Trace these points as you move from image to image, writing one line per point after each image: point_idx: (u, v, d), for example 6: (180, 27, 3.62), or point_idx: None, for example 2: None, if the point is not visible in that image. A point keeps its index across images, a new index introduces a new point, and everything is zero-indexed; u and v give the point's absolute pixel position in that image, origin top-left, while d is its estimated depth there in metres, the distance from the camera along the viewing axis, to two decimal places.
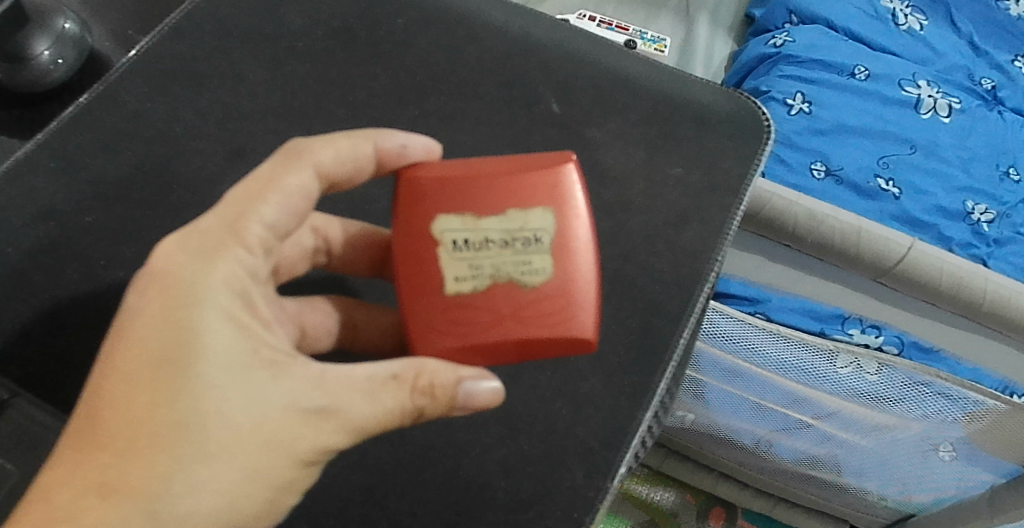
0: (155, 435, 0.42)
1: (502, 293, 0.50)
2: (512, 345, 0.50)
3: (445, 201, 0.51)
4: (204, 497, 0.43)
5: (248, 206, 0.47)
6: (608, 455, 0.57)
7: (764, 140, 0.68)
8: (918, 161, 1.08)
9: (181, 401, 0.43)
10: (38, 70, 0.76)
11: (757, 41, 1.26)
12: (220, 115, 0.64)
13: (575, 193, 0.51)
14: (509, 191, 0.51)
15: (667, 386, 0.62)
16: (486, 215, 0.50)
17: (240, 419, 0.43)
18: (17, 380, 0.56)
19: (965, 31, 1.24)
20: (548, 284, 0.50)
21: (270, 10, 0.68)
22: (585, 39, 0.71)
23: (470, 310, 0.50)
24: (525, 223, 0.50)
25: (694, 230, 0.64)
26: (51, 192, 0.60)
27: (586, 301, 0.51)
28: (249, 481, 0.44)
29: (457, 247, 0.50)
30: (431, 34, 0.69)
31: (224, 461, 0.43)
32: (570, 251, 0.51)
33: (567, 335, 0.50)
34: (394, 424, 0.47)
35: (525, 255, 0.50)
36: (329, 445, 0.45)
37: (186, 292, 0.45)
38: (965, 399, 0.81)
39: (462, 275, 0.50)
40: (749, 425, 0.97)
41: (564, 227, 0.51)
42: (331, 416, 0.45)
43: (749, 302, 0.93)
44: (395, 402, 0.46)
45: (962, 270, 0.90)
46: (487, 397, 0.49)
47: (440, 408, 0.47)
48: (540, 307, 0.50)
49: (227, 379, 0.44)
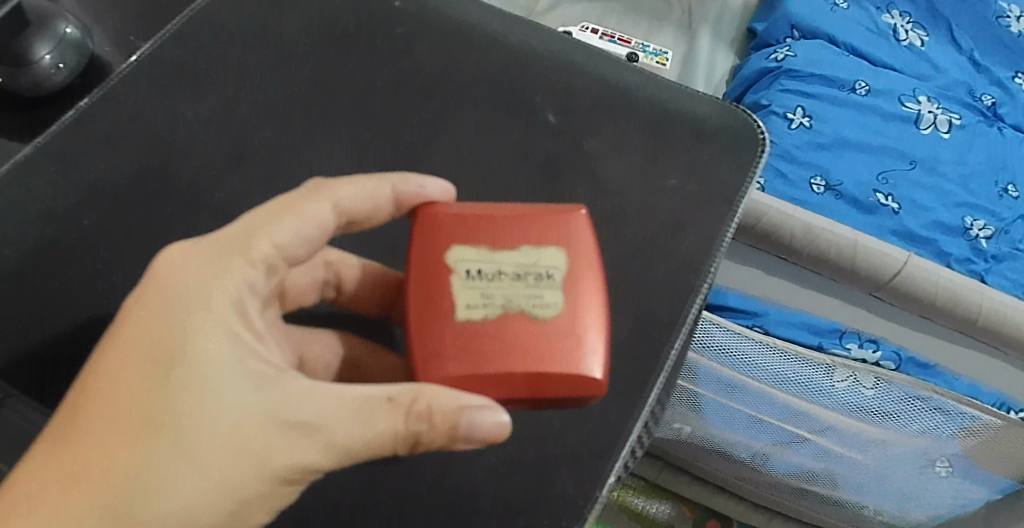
0: (128, 434, 0.43)
1: (512, 324, 0.50)
2: (522, 377, 0.49)
3: (460, 233, 0.51)
4: (171, 499, 0.43)
5: (261, 226, 0.49)
6: (598, 464, 0.57)
7: (759, 152, 0.68)
8: (918, 177, 1.08)
9: (160, 401, 0.44)
10: (38, 74, 0.75)
11: (759, 56, 1.27)
12: (220, 120, 0.64)
13: (586, 237, 0.53)
14: (523, 227, 0.52)
15: (658, 397, 0.62)
16: (501, 249, 0.51)
17: (219, 425, 0.44)
18: (12, 382, 0.56)
19: (965, 47, 1.25)
20: (559, 319, 0.50)
21: (271, 17, 0.69)
22: (583, 50, 0.71)
23: (480, 339, 0.49)
24: (538, 259, 0.51)
25: (689, 240, 0.64)
26: (50, 194, 0.61)
27: (596, 338, 0.51)
28: (220, 491, 0.44)
29: (470, 276, 0.51)
30: (432, 42, 0.69)
31: (197, 465, 0.43)
32: (582, 289, 0.51)
33: (576, 369, 0.50)
34: (388, 449, 0.47)
35: (537, 290, 0.51)
36: (306, 462, 0.45)
37: (186, 301, 0.46)
38: (961, 415, 0.82)
39: (473, 303, 0.50)
40: (746, 439, 0.96)
41: (575, 267, 0.52)
42: (317, 435, 0.45)
43: (747, 315, 0.92)
44: (384, 427, 0.46)
45: (956, 286, 0.90)
46: (494, 430, 0.47)
47: (439, 436, 0.46)
48: (551, 340, 0.50)
49: (214, 385, 0.44)
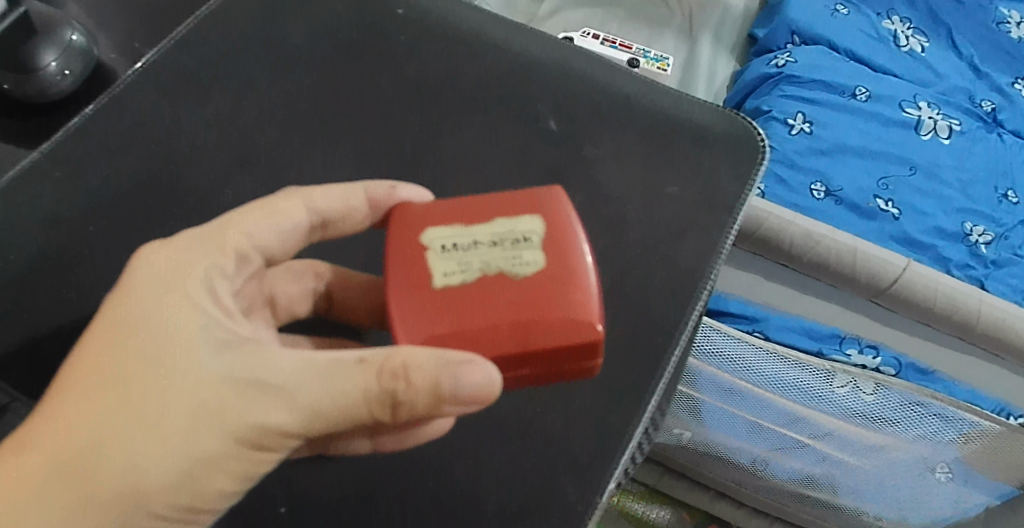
0: (87, 395, 0.44)
1: (493, 286, 0.49)
2: (507, 330, 0.49)
3: (434, 212, 0.51)
4: (126, 458, 0.43)
5: (234, 219, 0.51)
6: (598, 470, 0.58)
7: (759, 160, 0.69)
8: (917, 182, 1.09)
9: (121, 362, 0.45)
10: (44, 80, 0.73)
11: (760, 61, 1.27)
12: (223, 126, 0.65)
13: (562, 201, 0.52)
14: (497, 201, 0.52)
15: (658, 403, 0.62)
16: (475, 221, 0.51)
17: (175, 385, 0.44)
18: (16, 386, 0.56)
19: (965, 53, 1.25)
20: (540, 275, 0.49)
21: (275, 24, 0.69)
22: (585, 57, 0.72)
23: (460, 302, 0.49)
24: (513, 226, 0.51)
25: (689, 248, 0.64)
26: (55, 201, 0.61)
27: (581, 289, 0.50)
28: (178, 451, 0.44)
29: (446, 249, 0.50)
30: (434, 50, 0.70)
31: (151, 422, 0.44)
32: (563, 246, 0.51)
33: (561, 317, 0.49)
34: (366, 409, 0.46)
35: (516, 251, 0.50)
36: (268, 422, 0.45)
37: (151, 274, 0.47)
38: (961, 420, 0.82)
39: (451, 271, 0.49)
40: (747, 444, 0.97)
41: (553, 228, 0.51)
42: (281, 396, 0.45)
43: (748, 320, 0.92)
44: (355, 388, 0.46)
45: (957, 290, 0.91)
46: (482, 387, 0.46)
47: (419, 393, 0.45)
48: (533, 294, 0.49)
49: (174, 348, 0.45)
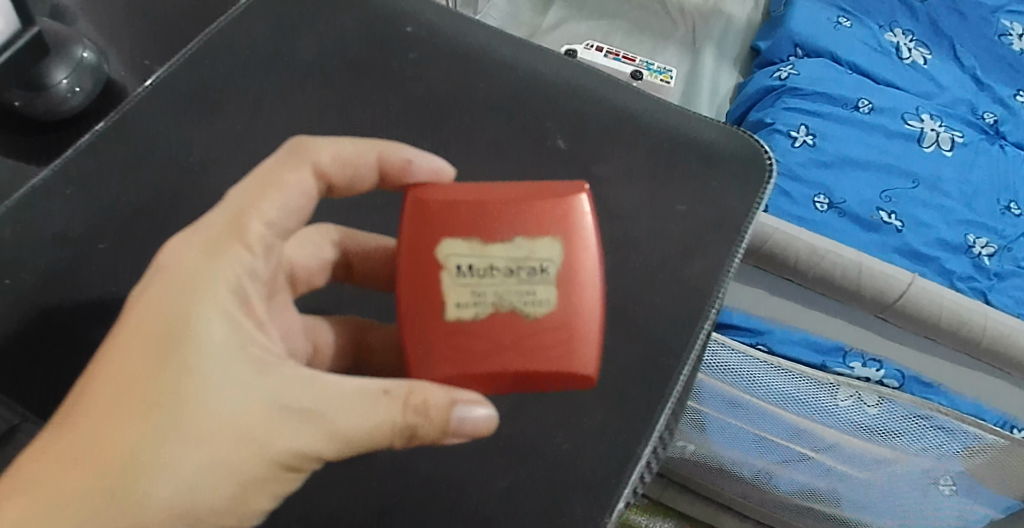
0: (127, 415, 0.43)
1: (504, 323, 0.48)
2: (512, 376, 0.48)
3: (451, 222, 0.49)
4: (170, 482, 0.43)
5: (252, 202, 0.49)
6: (607, 490, 0.58)
7: (766, 179, 0.69)
8: (921, 195, 1.09)
9: (162, 382, 0.43)
10: (55, 97, 0.72)
11: (763, 73, 1.28)
12: (234, 145, 0.65)
13: (585, 224, 0.50)
14: (517, 218, 0.49)
15: (666, 422, 0.62)
16: (493, 242, 0.48)
17: (216, 408, 0.44)
18: (32, 406, 0.56)
19: (967, 65, 1.26)
20: (551, 317, 0.49)
21: (284, 41, 0.70)
22: (593, 77, 0.72)
23: (470, 339, 0.48)
24: (532, 252, 0.49)
25: (697, 266, 0.65)
26: (65, 219, 0.61)
27: (589, 335, 0.49)
28: (218, 473, 0.44)
29: (461, 272, 0.48)
30: (442, 68, 0.70)
31: (195, 446, 0.43)
32: (578, 282, 0.49)
33: (567, 368, 0.48)
34: (387, 441, 0.46)
35: (530, 286, 0.49)
36: (308, 448, 0.45)
37: (179, 287, 0.46)
38: (965, 433, 0.83)
39: (464, 301, 0.48)
40: (749, 457, 0.96)
41: (571, 259, 0.49)
42: (316, 420, 0.45)
43: (750, 333, 0.92)
44: (387, 414, 0.46)
45: (961, 305, 0.92)
46: (481, 423, 0.47)
47: (433, 431, 0.46)
48: (542, 338, 0.48)
49: (214, 369, 0.44)
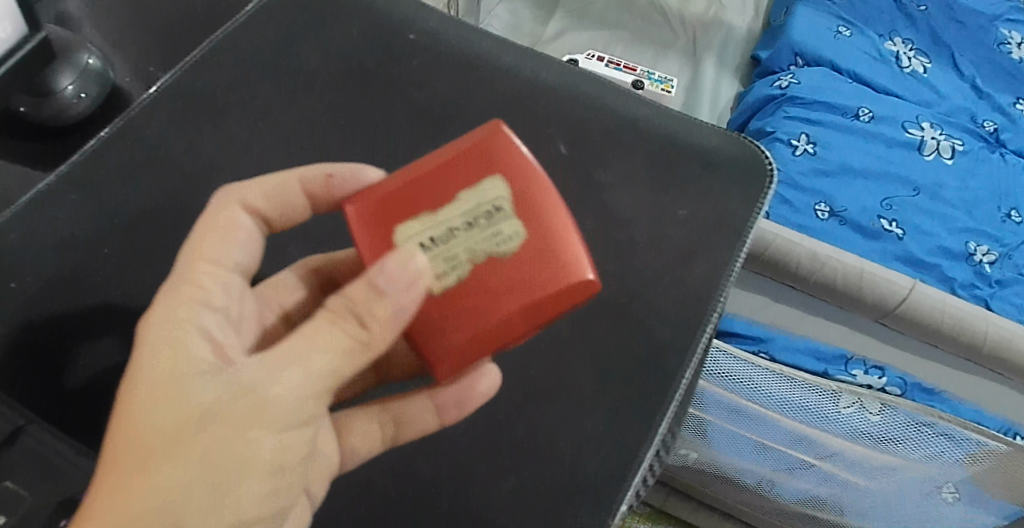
0: (130, 459, 0.42)
1: (488, 273, 0.48)
2: (520, 314, 0.48)
3: (396, 209, 0.48)
4: (183, 493, 0.42)
5: (196, 249, 0.50)
6: (610, 494, 0.58)
7: (768, 183, 0.69)
8: (921, 202, 1.09)
9: (150, 417, 0.43)
10: (61, 103, 0.72)
11: (764, 83, 1.28)
12: (238, 151, 0.66)
13: (514, 150, 0.49)
14: (453, 178, 0.48)
15: (669, 426, 0.62)
16: (441, 207, 0.48)
17: (207, 413, 0.43)
18: (36, 408, 0.57)
19: (967, 74, 1.27)
20: (526, 246, 0.48)
21: (289, 49, 0.70)
22: (592, 82, 0.72)
23: (465, 301, 0.48)
24: (480, 198, 0.48)
25: (699, 269, 0.65)
26: (71, 224, 0.62)
27: (570, 244, 0.48)
28: (222, 461, 0.43)
29: (427, 247, 0.47)
30: (445, 75, 0.71)
31: (201, 457, 0.43)
32: (537, 207, 0.49)
33: (565, 283, 0.48)
34: (352, 351, 0.46)
35: (493, 227, 0.48)
36: (294, 400, 0.45)
37: (149, 333, 0.46)
38: (968, 440, 0.83)
39: (442, 272, 0.47)
40: (753, 465, 0.96)
41: (520, 186, 0.49)
42: (272, 371, 0.45)
43: (754, 340, 0.92)
44: (329, 327, 0.45)
45: (963, 312, 0.92)
46: (410, 267, 0.46)
47: (364, 301, 0.45)
48: (529, 268, 0.48)
49: (194, 387, 0.44)
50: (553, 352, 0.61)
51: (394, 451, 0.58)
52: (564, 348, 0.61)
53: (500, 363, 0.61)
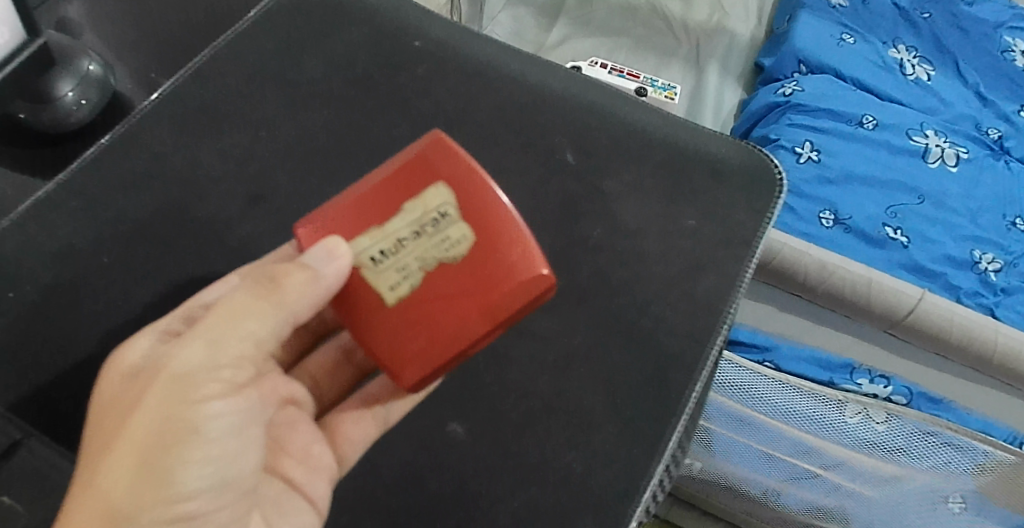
0: (83, 452, 0.47)
1: (438, 279, 0.50)
2: (475, 318, 0.49)
3: (344, 228, 0.50)
4: (125, 473, 0.46)
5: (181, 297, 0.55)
6: (620, 508, 0.57)
7: (777, 194, 0.69)
8: (926, 210, 1.09)
9: (99, 415, 0.48)
10: (61, 110, 0.71)
11: (767, 90, 1.26)
12: (242, 159, 0.65)
13: (453, 155, 0.51)
14: (397, 191, 0.50)
15: (679, 439, 0.61)
16: (388, 220, 0.50)
17: (132, 395, 0.47)
18: (33, 420, 0.56)
19: (972, 81, 1.26)
20: (474, 249, 0.50)
21: (292, 55, 0.69)
22: (602, 91, 0.71)
23: (421, 308, 0.50)
24: (424, 207, 0.50)
25: (709, 279, 0.64)
26: (70, 232, 0.61)
27: (519, 242, 0.50)
28: (154, 437, 0.46)
29: (377, 260, 0.50)
30: (450, 82, 0.70)
31: (128, 431, 0.46)
32: (484, 211, 0.50)
33: (517, 282, 0.49)
34: (261, 312, 0.48)
35: (439, 233, 0.50)
36: (205, 368, 0.47)
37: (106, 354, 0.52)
38: (974, 450, 0.83)
39: (394, 282, 0.50)
40: (758, 475, 0.94)
41: (462, 191, 0.50)
42: (179, 348, 0.47)
43: (759, 349, 0.91)
44: (235, 298, 0.48)
45: (972, 322, 0.92)
46: (330, 247, 0.49)
47: (279, 270, 0.49)
48: (479, 272, 0.49)
49: (129, 380, 0.49)
50: (561, 364, 0.60)
51: (397, 463, 0.57)
52: (571, 360, 0.60)
53: (508, 375, 0.60)
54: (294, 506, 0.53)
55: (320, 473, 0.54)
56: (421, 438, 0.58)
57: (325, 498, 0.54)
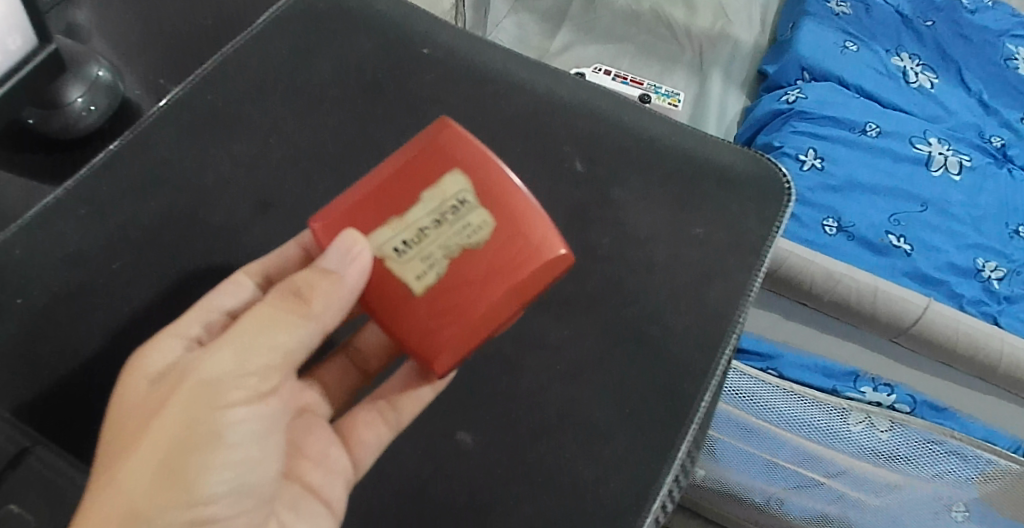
0: (103, 456, 0.47)
1: (463, 266, 0.50)
2: (504, 301, 0.50)
3: (364, 221, 0.51)
4: (145, 478, 0.46)
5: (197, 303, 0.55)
6: (629, 518, 0.57)
7: (786, 202, 0.68)
8: (930, 219, 1.09)
9: (122, 420, 0.48)
10: (70, 116, 0.71)
11: (770, 97, 1.27)
12: (249, 165, 0.65)
13: (464, 141, 0.51)
14: (413, 181, 0.51)
15: (688, 449, 0.61)
16: (407, 210, 0.51)
17: (157, 401, 0.48)
18: (41, 428, 0.56)
19: (975, 89, 1.26)
20: (496, 233, 0.50)
21: (300, 62, 0.70)
22: (609, 100, 0.71)
23: (448, 295, 0.50)
24: (443, 194, 0.51)
25: (716, 289, 0.64)
26: (78, 239, 0.61)
27: (539, 223, 0.50)
28: (178, 441, 0.46)
29: (401, 251, 0.50)
30: (458, 90, 0.70)
31: (152, 435, 0.46)
32: (501, 196, 0.51)
33: (541, 264, 0.50)
34: (292, 325, 0.49)
35: (460, 220, 0.50)
36: (234, 375, 0.48)
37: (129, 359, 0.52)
38: (978, 458, 0.83)
39: (420, 272, 0.50)
40: (760, 483, 0.92)
41: (478, 176, 0.51)
42: (208, 356, 0.48)
43: (761, 357, 0.91)
44: (265, 309, 0.49)
45: (976, 330, 0.92)
46: (350, 241, 0.49)
47: (308, 282, 0.50)
48: (503, 256, 0.50)
49: (154, 387, 0.49)
50: (568, 374, 0.60)
51: (406, 472, 0.57)
52: (579, 370, 0.60)
53: (516, 385, 0.60)
54: (311, 510, 0.53)
55: (326, 481, 0.54)
56: (430, 447, 0.58)
57: (342, 500, 0.54)
